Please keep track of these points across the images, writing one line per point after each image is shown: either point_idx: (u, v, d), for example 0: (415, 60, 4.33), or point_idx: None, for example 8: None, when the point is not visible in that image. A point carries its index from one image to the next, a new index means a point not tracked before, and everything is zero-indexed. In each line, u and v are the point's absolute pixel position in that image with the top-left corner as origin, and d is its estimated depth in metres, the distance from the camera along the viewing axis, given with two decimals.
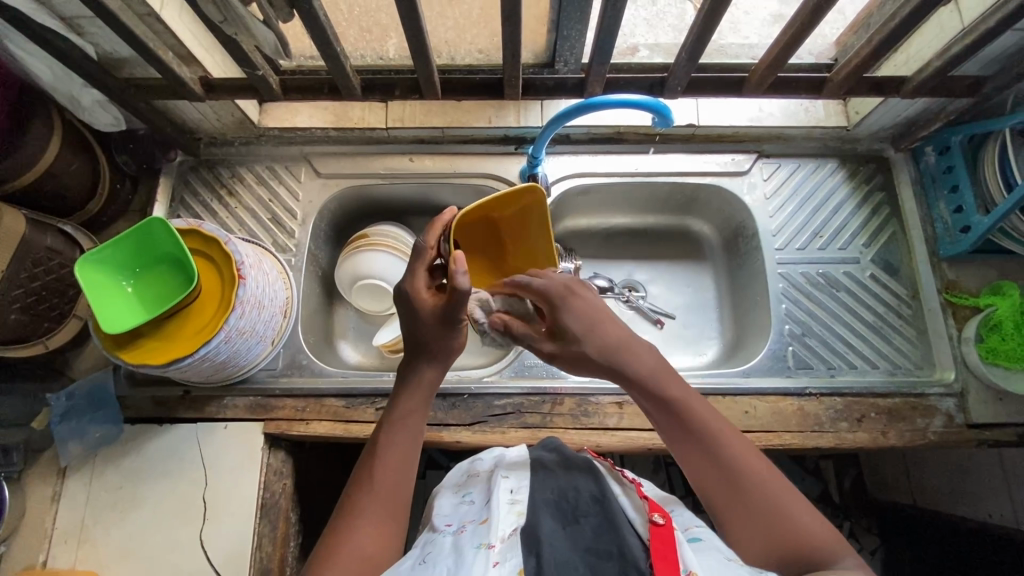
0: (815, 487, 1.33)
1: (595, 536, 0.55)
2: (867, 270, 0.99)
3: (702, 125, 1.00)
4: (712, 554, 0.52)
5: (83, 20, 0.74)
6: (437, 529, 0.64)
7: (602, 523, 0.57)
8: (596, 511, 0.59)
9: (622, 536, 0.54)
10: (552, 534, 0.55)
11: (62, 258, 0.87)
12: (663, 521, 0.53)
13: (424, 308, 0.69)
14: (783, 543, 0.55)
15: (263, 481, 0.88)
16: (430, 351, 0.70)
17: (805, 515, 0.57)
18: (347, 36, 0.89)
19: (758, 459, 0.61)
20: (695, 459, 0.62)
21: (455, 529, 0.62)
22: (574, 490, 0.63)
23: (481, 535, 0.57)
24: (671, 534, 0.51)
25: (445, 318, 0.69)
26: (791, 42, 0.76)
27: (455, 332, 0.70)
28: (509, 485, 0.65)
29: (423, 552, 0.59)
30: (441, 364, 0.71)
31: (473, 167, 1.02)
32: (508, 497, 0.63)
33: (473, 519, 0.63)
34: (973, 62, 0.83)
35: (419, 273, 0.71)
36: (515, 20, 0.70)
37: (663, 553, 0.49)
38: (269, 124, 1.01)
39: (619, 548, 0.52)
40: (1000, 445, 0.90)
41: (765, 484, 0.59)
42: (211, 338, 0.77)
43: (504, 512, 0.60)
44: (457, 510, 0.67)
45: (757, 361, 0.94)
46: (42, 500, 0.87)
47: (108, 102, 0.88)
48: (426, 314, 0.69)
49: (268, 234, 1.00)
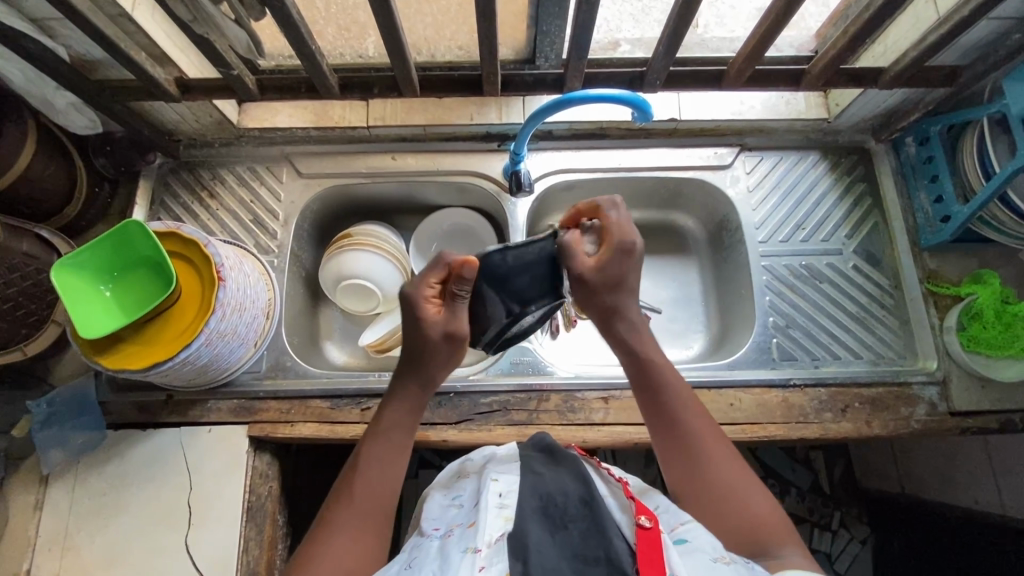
0: (806, 477, 1.34)
1: (583, 542, 0.56)
2: (849, 261, 0.99)
3: (685, 119, 0.99)
4: (698, 556, 0.54)
5: (52, 22, 0.73)
6: (425, 534, 0.65)
7: (590, 527, 0.58)
8: (583, 514, 0.59)
9: (608, 541, 0.55)
10: (540, 539, 0.56)
11: (39, 264, 0.85)
12: (650, 524, 0.55)
13: (423, 315, 0.69)
14: (738, 524, 0.63)
15: (249, 484, 0.87)
16: (422, 364, 0.70)
17: (762, 507, 0.64)
18: (324, 34, 0.88)
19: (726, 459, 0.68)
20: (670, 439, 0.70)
21: (443, 534, 0.62)
22: (561, 492, 0.63)
23: (469, 540, 0.58)
24: (658, 538, 0.54)
25: (449, 335, 0.69)
26: (766, 35, 0.76)
27: (449, 351, 0.70)
28: (498, 487, 0.65)
29: (411, 556, 0.61)
30: (427, 382, 0.72)
31: (456, 165, 1.02)
32: (496, 501, 0.62)
33: (460, 523, 0.63)
34: (950, 51, 0.83)
35: (428, 280, 0.69)
36: (490, 15, 0.70)
37: (649, 558, 0.52)
38: (248, 124, 1.00)
39: (605, 553, 0.54)
40: (983, 432, 0.91)
41: (732, 486, 0.66)
42: (192, 341, 0.77)
43: (491, 517, 0.60)
44: (444, 514, 0.67)
45: (741, 353, 0.94)
46: (25, 508, 0.86)
47: (83, 105, 0.87)
48: (427, 323, 0.69)
49: (251, 235, 0.99)
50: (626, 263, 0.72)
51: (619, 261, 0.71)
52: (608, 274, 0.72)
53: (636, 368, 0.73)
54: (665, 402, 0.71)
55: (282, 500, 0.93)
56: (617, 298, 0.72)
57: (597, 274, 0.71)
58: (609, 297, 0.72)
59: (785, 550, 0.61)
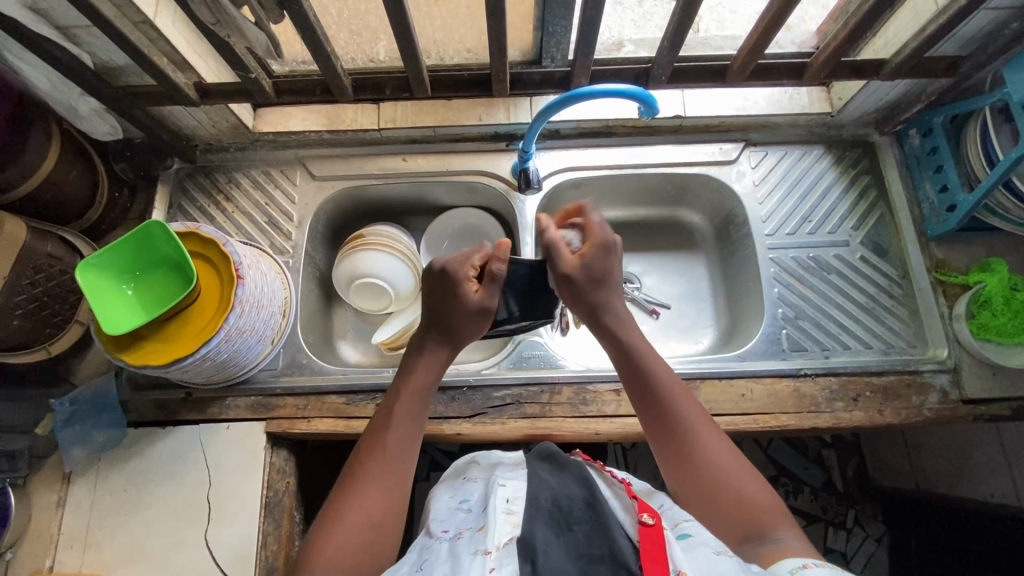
0: (818, 475, 1.33)
1: (587, 541, 0.58)
2: (856, 252, 1.00)
3: (689, 115, 1.01)
4: (700, 551, 0.54)
5: (80, 29, 0.75)
6: (434, 535, 0.67)
7: (594, 528, 0.60)
8: (588, 516, 0.62)
9: (612, 540, 0.57)
10: (547, 540, 0.57)
11: (63, 265, 0.88)
12: (652, 522, 0.56)
13: (462, 294, 0.75)
14: (736, 511, 0.65)
15: (267, 480, 0.89)
16: (452, 334, 0.77)
17: (752, 493, 0.67)
18: (338, 39, 0.91)
19: (716, 446, 0.70)
20: (660, 433, 0.73)
21: (451, 536, 0.65)
22: (566, 496, 0.65)
23: (479, 542, 0.60)
24: (660, 535, 0.54)
25: (484, 309, 0.76)
26: (768, 29, 0.77)
27: (478, 325, 0.77)
28: (506, 492, 0.66)
29: (420, 558, 0.62)
30: (452, 348, 0.78)
31: (465, 165, 1.04)
32: (504, 506, 0.64)
33: (469, 526, 0.65)
34: (950, 42, 0.85)
35: (469, 260, 0.77)
36: (499, 15, 0.72)
37: (652, 553, 0.52)
38: (263, 129, 1.03)
39: (609, 552, 0.55)
40: (996, 420, 0.91)
41: (718, 471, 0.68)
42: (211, 337, 0.78)
43: (500, 522, 0.61)
44: (453, 517, 0.69)
45: (752, 345, 0.95)
46: (48, 506, 0.88)
47: (105, 111, 0.89)
48: (469, 296, 0.76)
49: (266, 237, 1.01)
50: (608, 261, 0.76)
51: (600, 257, 0.76)
52: (585, 278, 0.75)
53: (624, 364, 0.76)
54: (653, 391, 0.74)
55: (299, 497, 0.94)
56: (598, 297, 0.76)
57: (581, 273, 0.75)
58: (595, 295, 0.76)
59: (782, 533, 0.62)
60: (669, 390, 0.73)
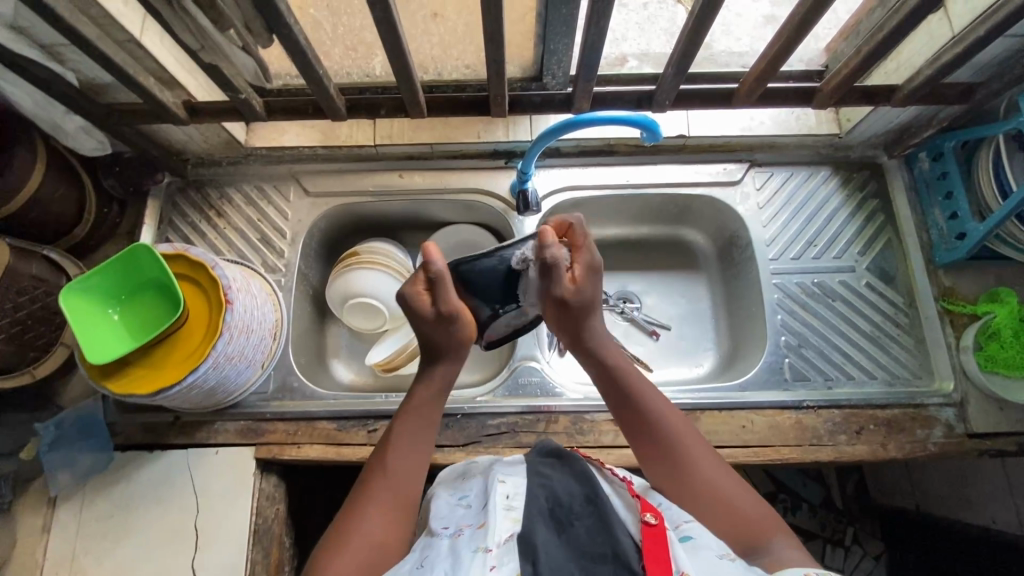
0: (817, 494, 1.31)
1: (590, 538, 0.57)
2: (862, 278, 0.97)
3: (693, 135, 0.99)
4: (704, 554, 0.54)
5: (62, 48, 0.72)
6: (434, 532, 0.62)
7: (595, 523, 0.58)
8: (588, 511, 0.60)
9: (614, 537, 0.56)
10: (547, 539, 0.56)
11: (48, 286, 0.86)
12: (654, 521, 0.56)
13: (419, 310, 0.72)
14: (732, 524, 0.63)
15: (256, 506, 0.87)
16: (434, 348, 0.74)
17: (745, 504, 0.65)
18: (332, 54, 0.87)
19: (703, 458, 0.68)
20: (647, 448, 0.70)
21: (452, 532, 0.61)
22: (565, 491, 0.63)
23: (480, 539, 0.57)
24: (664, 537, 0.54)
25: (447, 315, 0.71)
26: (779, 54, 0.74)
27: (450, 331, 0.73)
28: (506, 488, 0.63)
29: (422, 554, 0.60)
30: (452, 359, 0.75)
31: (463, 183, 1.02)
32: (504, 502, 0.61)
33: (470, 522, 0.62)
34: (965, 68, 0.82)
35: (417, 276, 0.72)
36: (498, 38, 0.69)
37: (656, 554, 0.52)
38: (256, 144, 1.00)
39: (612, 550, 0.55)
40: (1003, 454, 0.89)
41: (709, 484, 0.66)
42: (198, 365, 0.76)
43: (500, 517, 0.59)
44: (452, 513, 0.65)
45: (753, 374, 0.93)
46: (33, 531, 0.86)
47: (92, 128, 0.87)
48: (427, 311, 0.72)
49: (258, 255, 0.99)
50: (597, 284, 0.73)
51: (590, 278, 0.73)
52: (578, 299, 0.72)
53: (605, 380, 0.74)
54: (636, 406, 0.71)
55: (288, 522, 0.93)
56: (584, 322, 0.73)
57: (575, 297, 0.71)
58: (583, 320, 0.73)
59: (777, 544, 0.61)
60: (652, 405, 0.71)
